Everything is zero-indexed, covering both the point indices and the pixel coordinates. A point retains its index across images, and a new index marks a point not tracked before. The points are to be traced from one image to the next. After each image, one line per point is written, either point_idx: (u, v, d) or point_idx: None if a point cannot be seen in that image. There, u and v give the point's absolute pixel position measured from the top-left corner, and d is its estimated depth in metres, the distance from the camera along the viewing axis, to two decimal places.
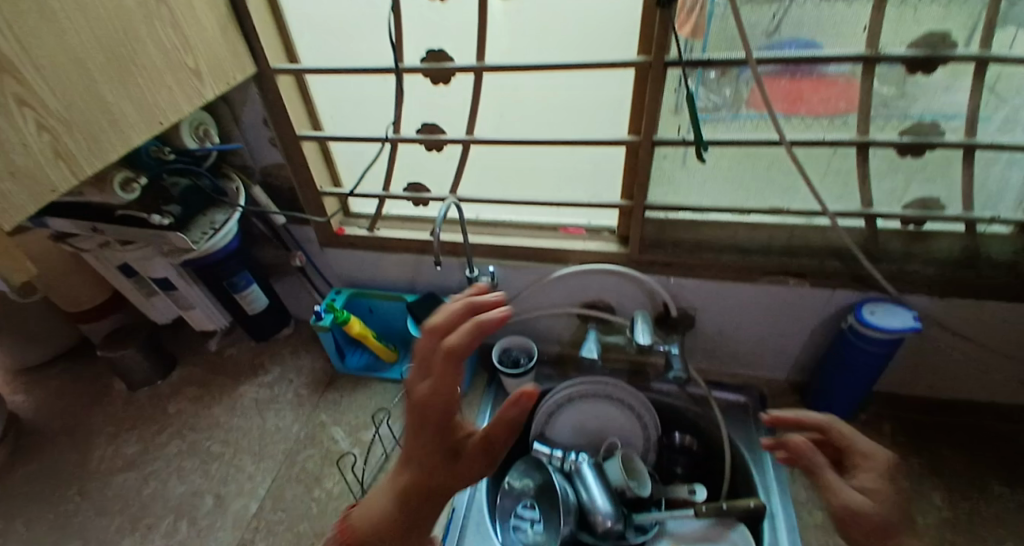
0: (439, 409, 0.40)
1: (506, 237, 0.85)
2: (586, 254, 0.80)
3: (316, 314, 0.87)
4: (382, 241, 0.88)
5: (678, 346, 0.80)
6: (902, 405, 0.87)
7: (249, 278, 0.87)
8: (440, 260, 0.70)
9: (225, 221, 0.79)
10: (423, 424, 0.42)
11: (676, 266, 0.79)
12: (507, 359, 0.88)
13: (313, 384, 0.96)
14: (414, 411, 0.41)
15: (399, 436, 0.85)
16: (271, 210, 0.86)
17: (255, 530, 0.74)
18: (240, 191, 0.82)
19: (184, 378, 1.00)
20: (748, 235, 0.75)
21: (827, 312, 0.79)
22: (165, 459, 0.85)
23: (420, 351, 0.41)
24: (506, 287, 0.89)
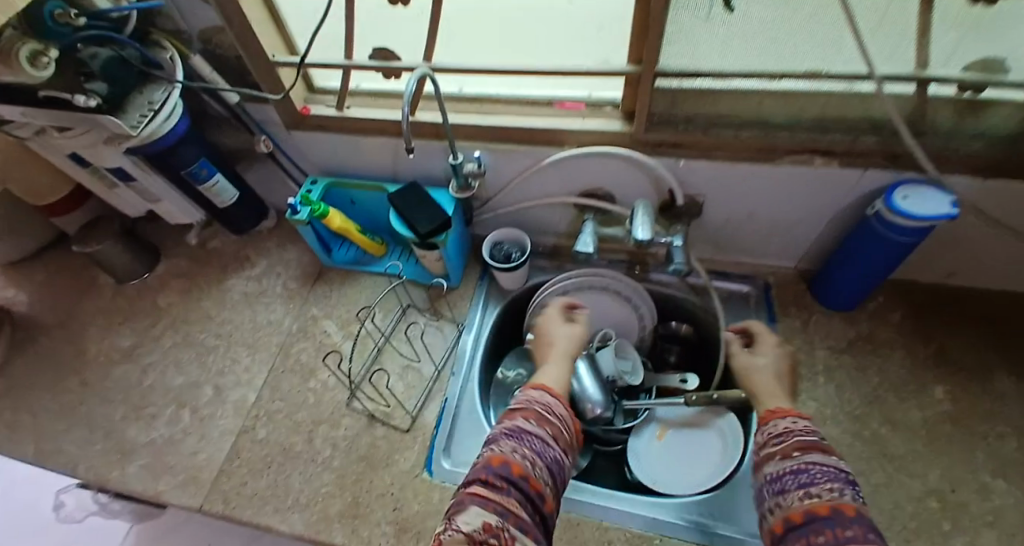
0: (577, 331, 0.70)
1: (493, 115, 0.73)
2: (582, 133, 0.69)
3: (292, 208, 0.78)
4: (352, 124, 0.76)
5: (681, 239, 0.74)
6: (914, 295, 0.83)
7: (210, 166, 0.79)
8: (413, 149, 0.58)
9: (165, 100, 0.68)
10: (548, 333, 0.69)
11: (689, 145, 0.68)
12: (500, 254, 0.82)
13: (302, 278, 0.93)
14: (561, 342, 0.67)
15: (389, 332, 0.84)
16: (219, 86, 0.72)
17: (256, 417, 0.76)
18: (177, 64, 0.68)
19: (169, 271, 0.97)
20: (778, 106, 0.62)
21: (853, 195, 0.70)
22: (162, 352, 0.86)
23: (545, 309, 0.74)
24: (496, 176, 0.80)
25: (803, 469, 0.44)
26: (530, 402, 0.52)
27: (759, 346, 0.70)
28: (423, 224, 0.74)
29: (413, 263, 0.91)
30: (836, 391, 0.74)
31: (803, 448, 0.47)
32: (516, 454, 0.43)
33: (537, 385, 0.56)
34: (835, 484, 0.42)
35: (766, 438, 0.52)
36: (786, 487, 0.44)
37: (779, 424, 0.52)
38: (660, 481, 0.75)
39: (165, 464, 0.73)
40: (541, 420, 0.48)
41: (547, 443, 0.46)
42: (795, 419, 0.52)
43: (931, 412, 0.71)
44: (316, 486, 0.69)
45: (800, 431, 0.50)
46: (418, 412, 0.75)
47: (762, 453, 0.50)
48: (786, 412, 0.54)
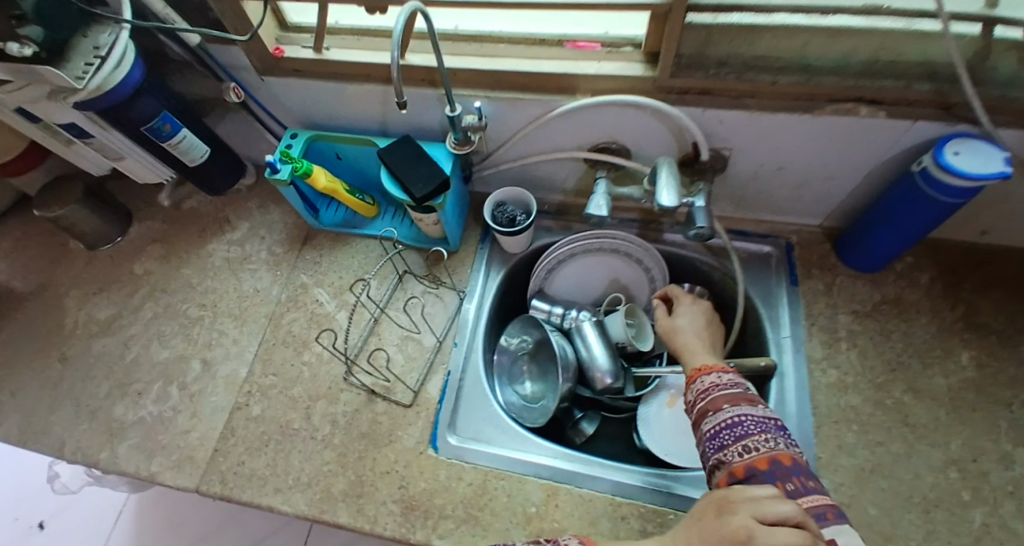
0: None
1: (497, 59, 0.63)
2: (599, 79, 0.61)
3: (271, 167, 0.68)
4: (335, 69, 0.66)
5: (703, 199, 0.66)
6: (944, 255, 0.78)
7: (173, 121, 0.67)
8: (403, 99, 0.50)
9: (113, 44, 0.56)
10: None
11: (718, 91, 0.60)
12: (503, 217, 0.75)
13: (289, 242, 0.86)
14: None
15: (386, 301, 0.79)
16: (177, 25, 0.59)
17: (249, 394, 0.73)
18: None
19: (142, 234, 0.89)
20: (827, 47, 0.54)
21: (897, 150, 0.63)
22: (142, 324, 0.80)
23: None
24: (500, 128, 0.71)
25: (739, 423, 0.47)
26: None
27: (683, 309, 0.71)
28: (418, 186, 0.66)
29: (407, 225, 0.85)
30: (858, 358, 0.71)
31: (733, 402, 0.50)
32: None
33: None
34: (768, 432, 0.46)
35: (699, 393, 0.54)
36: (723, 442, 0.47)
37: (708, 382, 0.54)
38: (677, 454, 0.73)
39: (157, 444, 0.70)
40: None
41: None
42: (721, 376, 0.54)
43: (957, 378, 0.69)
44: (317, 464, 0.67)
45: (727, 386, 0.52)
46: (420, 386, 0.71)
47: (696, 410, 0.52)
48: (713, 370, 0.56)
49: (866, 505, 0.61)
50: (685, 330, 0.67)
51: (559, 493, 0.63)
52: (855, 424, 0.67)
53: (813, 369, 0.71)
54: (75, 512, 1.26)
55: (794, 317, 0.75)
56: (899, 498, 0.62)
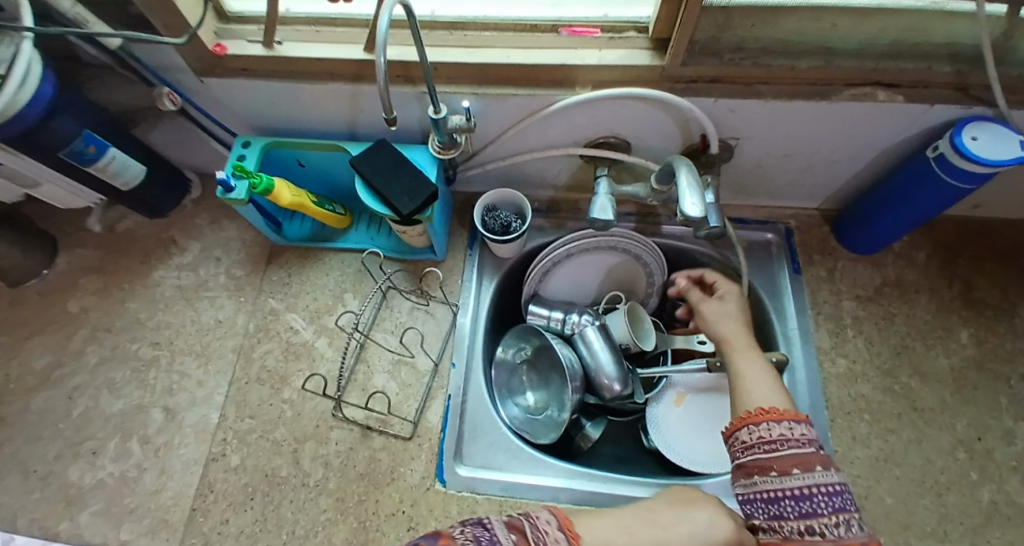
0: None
1: (482, 49, 0.55)
2: (601, 70, 0.54)
3: (223, 185, 0.58)
4: (291, 67, 0.56)
5: (713, 194, 0.60)
6: (941, 230, 0.77)
7: (100, 141, 0.57)
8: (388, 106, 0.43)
9: (16, 59, 0.45)
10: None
11: (730, 79, 0.54)
12: (496, 224, 0.68)
13: (250, 263, 0.76)
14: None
15: (372, 321, 0.71)
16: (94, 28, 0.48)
17: (225, 442, 0.65)
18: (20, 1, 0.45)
19: (75, 264, 0.78)
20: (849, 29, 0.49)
21: (908, 133, 0.60)
22: (88, 371, 0.71)
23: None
24: (486, 126, 0.63)
25: (804, 496, 0.40)
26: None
27: (722, 293, 0.68)
28: (403, 200, 0.58)
29: (384, 235, 0.76)
30: (865, 345, 0.70)
31: (803, 467, 0.41)
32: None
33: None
34: (838, 515, 0.39)
35: (756, 441, 0.44)
36: (780, 513, 0.40)
37: (772, 430, 0.44)
38: (692, 458, 0.70)
39: (123, 509, 0.63)
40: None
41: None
42: (791, 426, 0.44)
43: (959, 357, 0.69)
44: (312, 514, 0.61)
45: (797, 443, 0.43)
46: (419, 415, 0.65)
47: (748, 460, 0.44)
48: (778, 414, 0.45)
49: (882, 495, 0.61)
50: (728, 317, 0.64)
51: None
52: (867, 412, 0.66)
53: (823, 360, 0.69)
54: None
55: (801, 308, 0.73)
56: (914, 485, 0.62)
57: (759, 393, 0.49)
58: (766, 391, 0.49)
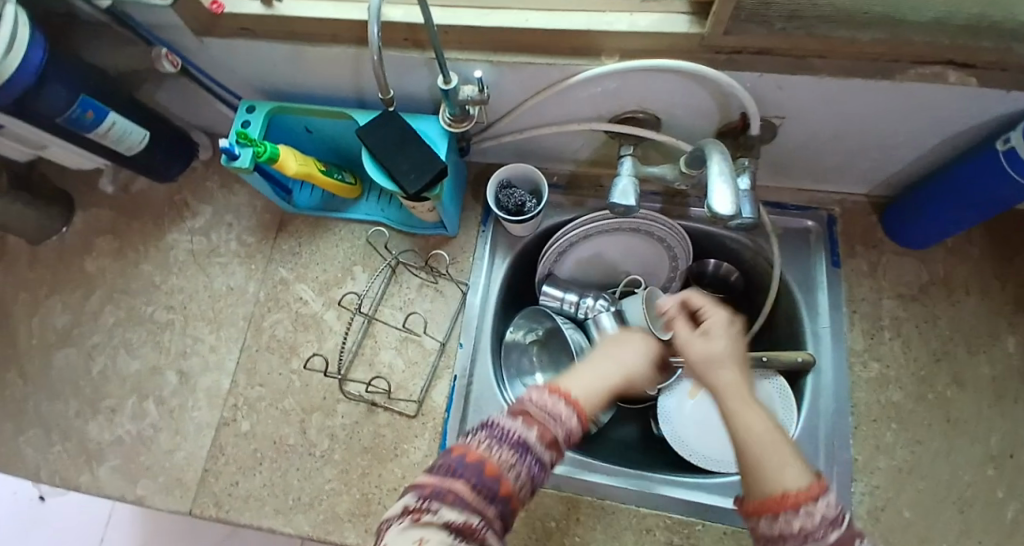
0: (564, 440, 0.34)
1: (497, 10, 0.50)
2: (631, 37, 0.48)
3: (226, 153, 0.55)
4: (292, 28, 0.52)
5: (748, 179, 0.54)
6: (1003, 226, 0.70)
7: (96, 106, 0.56)
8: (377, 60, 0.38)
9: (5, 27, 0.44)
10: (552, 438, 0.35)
11: (777, 52, 0.47)
12: (509, 202, 0.64)
13: (261, 230, 0.75)
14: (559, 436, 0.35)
15: (382, 296, 0.70)
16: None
17: (236, 408, 0.66)
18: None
19: (92, 223, 0.78)
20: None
21: (981, 119, 0.53)
22: (106, 331, 0.73)
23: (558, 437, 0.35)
24: (502, 96, 0.59)
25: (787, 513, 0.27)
26: (554, 411, 0.34)
27: (709, 329, 0.46)
28: (409, 178, 0.55)
29: (394, 206, 0.73)
30: (901, 349, 0.65)
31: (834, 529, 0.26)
32: (518, 473, 0.30)
33: (567, 389, 0.37)
34: None
35: (782, 521, 0.27)
36: None
37: (784, 495, 0.28)
38: (703, 455, 0.67)
39: (140, 465, 0.66)
40: (551, 438, 0.32)
41: (543, 472, 0.32)
42: (816, 496, 0.27)
43: (1004, 367, 0.64)
44: (318, 483, 0.62)
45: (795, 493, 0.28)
46: (424, 395, 0.65)
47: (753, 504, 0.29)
48: (792, 493, 0.28)
49: (900, 508, 0.59)
50: (712, 350, 0.43)
51: (581, 508, 0.60)
52: (894, 422, 0.62)
53: (852, 362, 0.65)
54: (74, 505, 1.23)
55: (836, 303, 0.68)
56: (935, 498, 0.59)
57: (763, 460, 0.31)
58: (774, 455, 0.31)
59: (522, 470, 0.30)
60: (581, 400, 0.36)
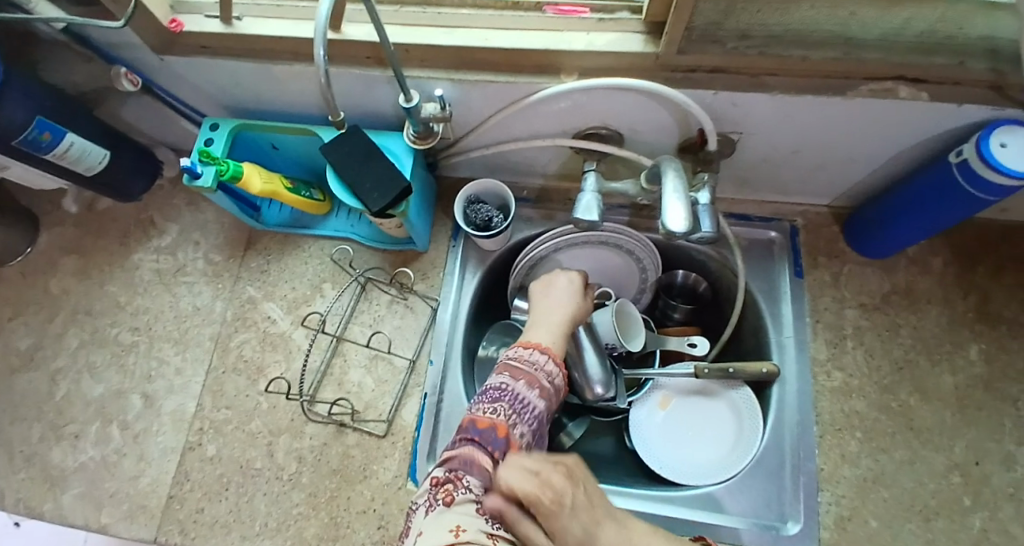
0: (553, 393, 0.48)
1: (458, 29, 0.50)
2: (589, 56, 0.48)
3: (188, 172, 0.54)
4: (252, 46, 0.52)
5: (708, 195, 0.54)
6: (961, 235, 0.72)
7: (54, 127, 0.55)
8: (327, 84, 0.38)
9: None
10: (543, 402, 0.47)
11: (731, 70, 0.48)
12: (476, 218, 0.64)
13: (228, 248, 0.74)
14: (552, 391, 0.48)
15: (351, 313, 0.69)
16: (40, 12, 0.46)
17: (201, 431, 0.65)
18: None
19: (56, 243, 0.77)
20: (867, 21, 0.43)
21: (932, 133, 0.54)
22: (69, 355, 0.71)
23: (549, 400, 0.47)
24: (466, 112, 0.59)
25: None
26: (531, 366, 0.48)
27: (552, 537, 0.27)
28: (372, 196, 0.55)
29: (364, 222, 0.73)
30: (865, 358, 0.66)
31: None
32: (522, 420, 0.43)
33: (539, 343, 0.52)
34: None
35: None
36: None
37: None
38: (673, 467, 0.68)
39: (103, 493, 0.64)
40: (537, 387, 0.46)
41: (539, 419, 0.45)
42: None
43: (966, 375, 0.65)
44: (285, 507, 0.61)
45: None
46: (393, 414, 0.64)
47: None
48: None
49: (867, 517, 0.59)
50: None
51: None
52: (859, 430, 0.63)
53: (818, 372, 0.66)
54: None
55: (799, 314, 0.68)
56: (901, 507, 0.59)
57: None
58: None
59: (524, 418, 0.43)
60: (550, 348, 0.51)
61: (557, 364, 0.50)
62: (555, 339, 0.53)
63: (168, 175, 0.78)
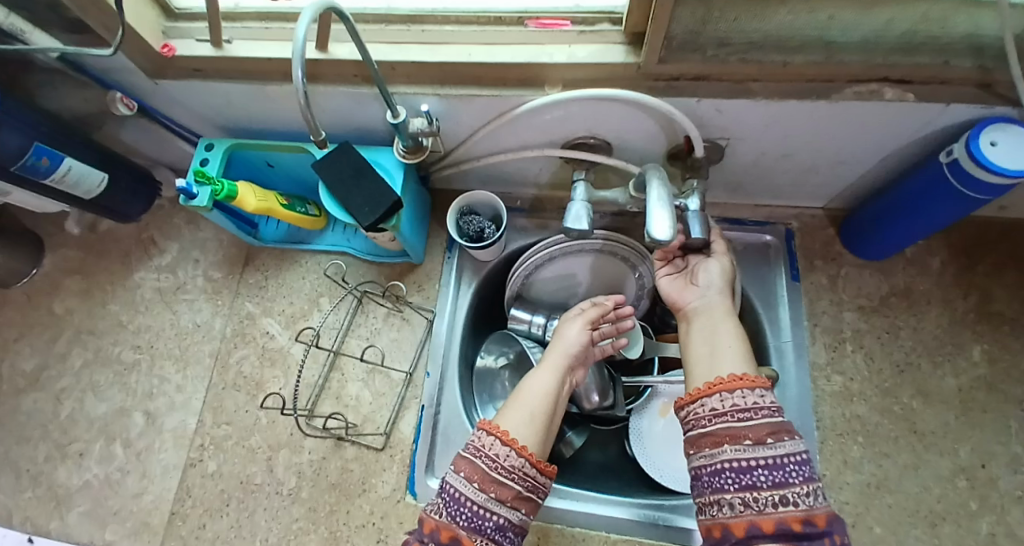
0: (521, 476, 0.44)
1: (443, 46, 0.51)
2: (572, 68, 0.49)
3: (184, 193, 0.55)
4: (243, 67, 0.53)
5: (698, 200, 0.54)
6: (959, 235, 0.71)
7: (51, 152, 0.56)
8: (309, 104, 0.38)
9: None
10: (503, 491, 0.42)
11: (713, 77, 0.48)
12: (469, 229, 0.64)
13: (227, 265, 0.75)
14: (518, 479, 0.43)
15: (348, 326, 0.70)
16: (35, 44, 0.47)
17: (202, 448, 0.66)
18: None
19: (61, 264, 0.78)
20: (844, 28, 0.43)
21: (921, 134, 0.54)
22: (73, 374, 0.72)
23: (513, 493, 0.43)
24: (455, 125, 0.59)
25: (778, 466, 0.38)
26: (473, 454, 0.44)
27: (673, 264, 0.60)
28: (362, 212, 0.55)
29: (360, 236, 0.74)
30: (865, 361, 0.65)
31: (777, 435, 0.39)
32: (461, 523, 0.40)
33: (500, 426, 0.47)
34: (807, 484, 0.37)
35: (727, 408, 0.41)
36: (754, 483, 0.37)
37: (747, 397, 0.41)
38: (674, 475, 0.66)
39: (108, 510, 0.65)
40: (477, 480, 0.42)
41: (493, 518, 0.41)
42: (763, 394, 0.41)
43: (968, 377, 0.64)
44: (285, 523, 0.61)
45: (769, 411, 0.40)
46: (391, 426, 0.64)
47: (717, 428, 0.41)
48: (752, 381, 0.42)
49: (872, 525, 0.58)
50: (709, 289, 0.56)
51: (551, 536, 0.59)
52: (861, 435, 0.62)
53: (817, 377, 0.65)
54: None
55: (797, 318, 0.68)
56: (905, 514, 0.58)
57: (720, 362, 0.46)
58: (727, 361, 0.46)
59: (469, 519, 0.41)
60: (505, 432, 0.46)
61: (510, 443, 0.44)
62: (529, 430, 0.47)
63: (168, 195, 0.80)
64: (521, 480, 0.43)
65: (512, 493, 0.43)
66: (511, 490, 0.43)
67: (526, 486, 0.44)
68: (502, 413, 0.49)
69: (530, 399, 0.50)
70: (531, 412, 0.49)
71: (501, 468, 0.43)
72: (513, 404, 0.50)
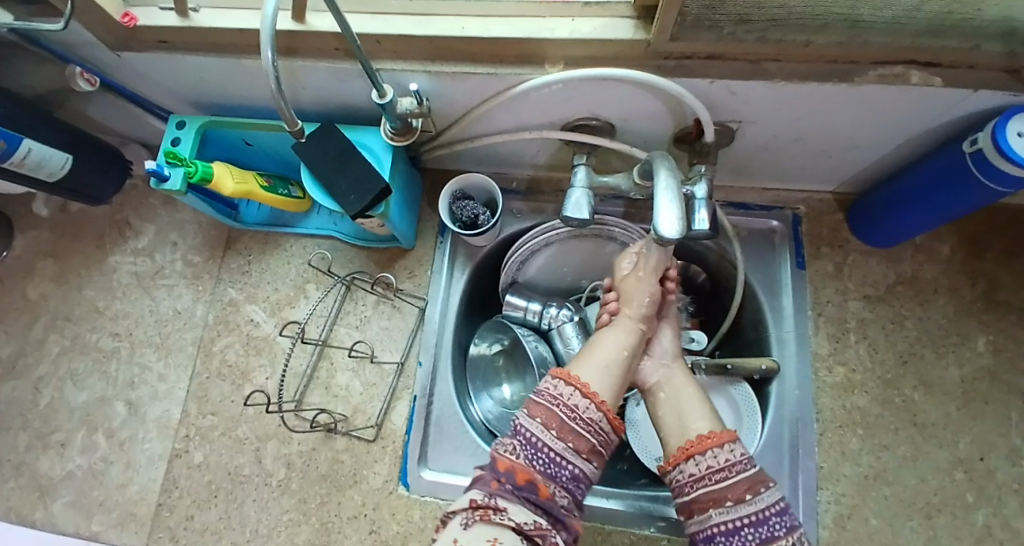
0: (595, 429, 0.46)
1: (432, 17, 0.46)
2: (572, 45, 0.44)
3: (154, 175, 0.51)
4: (213, 40, 0.48)
5: (705, 187, 0.51)
6: (970, 222, 0.68)
7: (7, 134, 0.51)
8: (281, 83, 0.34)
9: None
10: (579, 441, 0.45)
11: (729, 56, 0.44)
12: (463, 215, 0.61)
13: (207, 248, 0.72)
14: (593, 435, 0.46)
15: (336, 313, 0.67)
16: None
17: (187, 438, 0.64)
18: None
19: (31, 246, 0.74)
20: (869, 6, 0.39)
21: (944, 120, 0.50)
22: (50, 362, 0.69)
23: (588, 446, 0.45)
24: (447, 104, 0.55)
25: (761, 521, 0.42)
26: (551, 402, 0.46)
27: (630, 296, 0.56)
28: (348, 199, 0.52)
29: (347, 220, 0.70)
30: (868, 352, 0.64)
31: (755, 490, 0.43)
32: (537, 467, 0.43)
33: (580, 377, 0.48)
34: (791, 531, 0.41)
35: (704, 471, 0.45)
36: (742, 540, 0.41)
37: (720, 457, 0.45)
38: None
39: (93, 501, 0.64)
40: (555, 428, 0.44)
41: (567, 467, 0.44)
42: (732, 448, 0.45)
43: (972, 368, 0.63)
44: (275, 513, 0.60)
45: (741, 466, 0.44)
46: (382, 418, 0.62)
47: (701, 495, 0.44)
48: (719, 437, 0.46)
49: (867, 515, 0.58)
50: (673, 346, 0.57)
51: None
52: (861, 427, 0.61)
53: (818, 368, 0.64)
54: None
55: (800, 307, 0.66)
56: (902, 505, 0.58)
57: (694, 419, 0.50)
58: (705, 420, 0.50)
59: (546, 465, 0.43)
60: (584, 385, 0.47)
61: (589, 397, 0.47)
62: (605, 381, 0.49)
63: (140, 173, 0.75)
64: (594, 435, 0.46)
65: (587, 446, 0.45)
66: (586, 443, 0.45)
67: (599, 441, 0.46)
68: (577, 362, 0.51)
69: (606, 350, 0.51)
70: (607, 366, 0.50)
71: (577, 420, 0.45)
72: (588, 354, 0.52)
